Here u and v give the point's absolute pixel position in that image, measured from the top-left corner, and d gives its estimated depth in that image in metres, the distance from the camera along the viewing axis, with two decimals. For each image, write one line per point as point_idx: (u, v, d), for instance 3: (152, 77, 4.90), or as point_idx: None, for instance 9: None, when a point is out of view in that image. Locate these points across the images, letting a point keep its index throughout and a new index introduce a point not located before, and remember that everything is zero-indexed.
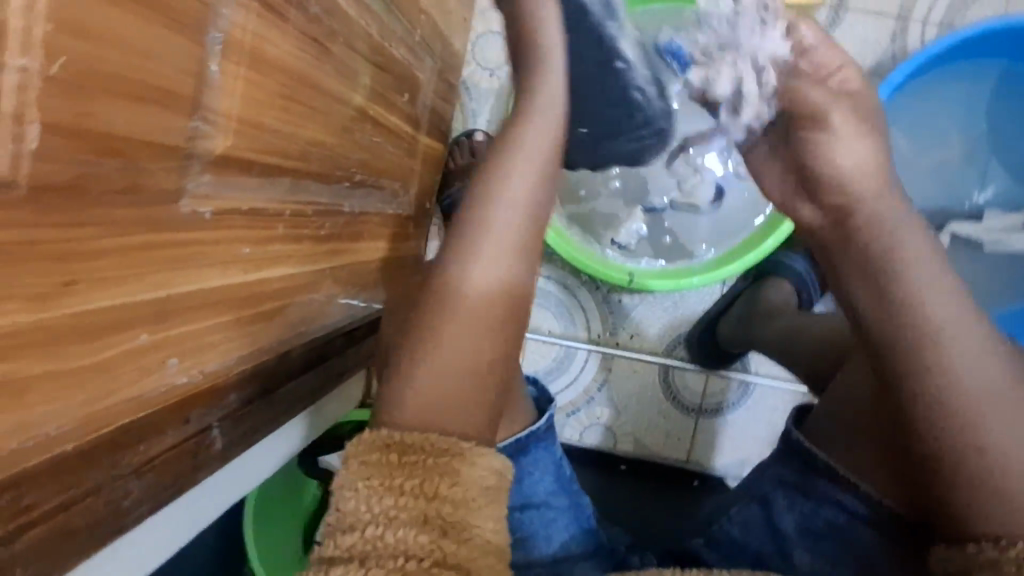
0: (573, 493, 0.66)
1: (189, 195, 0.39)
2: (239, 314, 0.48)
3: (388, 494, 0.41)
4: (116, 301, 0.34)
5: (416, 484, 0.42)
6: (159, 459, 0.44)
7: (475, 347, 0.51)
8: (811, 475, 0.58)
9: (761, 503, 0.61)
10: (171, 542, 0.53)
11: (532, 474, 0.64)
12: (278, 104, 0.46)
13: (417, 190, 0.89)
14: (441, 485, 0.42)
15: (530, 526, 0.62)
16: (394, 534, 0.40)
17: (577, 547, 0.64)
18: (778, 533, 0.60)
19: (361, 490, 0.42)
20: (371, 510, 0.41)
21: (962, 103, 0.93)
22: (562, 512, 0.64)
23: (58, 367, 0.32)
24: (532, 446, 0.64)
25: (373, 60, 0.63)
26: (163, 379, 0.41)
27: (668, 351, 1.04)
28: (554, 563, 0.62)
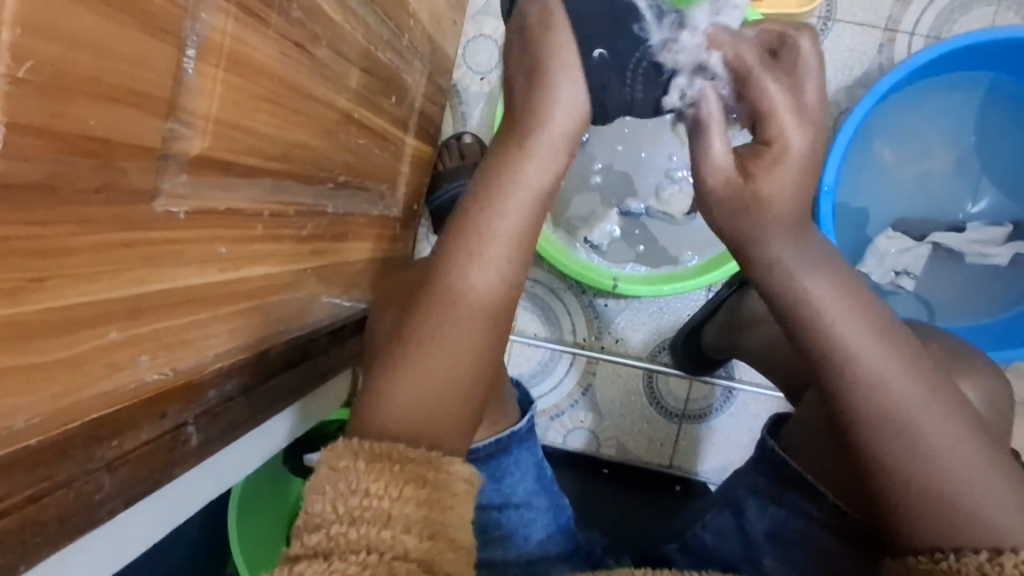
0: (553, 494, 0.67)
1: (165, 194, 0.39)
2: (216, 311, 0.48)
3: (354, 494, 0.41)
4: (90, 297, 0.35)
5: (381, 485, 0.41)
6: (134, 453, 0.44)
7: (460, 355, 0.53)
8: (778, 483, 0.59)
9: (733, 509, 0.62)
10: (150, 534, 0.54)
11: (514, 474, 0.63)
12: (258, 106, 0.47)
13: (404, 191, 0.90)
14: (407, 488, 0.42)
15: (510, 524, 0.62)
16: (357, 531, 0.39)
17: (555, 547, 0.64)
18: (745, 536, 0.60)
19: (329, 492, 0.42)
20: (336, 510, 0.40)
21: (947, 115, 0.94)
22: (542, 512, 0.64)
23: (29, 361, 0.32)
24: (514, 447, 0.63)
25: (359, 63, 0.63)
26: (136, 375, 0.41)
27: (653, 356, 1.05)
28: (530, 563, 0.62)
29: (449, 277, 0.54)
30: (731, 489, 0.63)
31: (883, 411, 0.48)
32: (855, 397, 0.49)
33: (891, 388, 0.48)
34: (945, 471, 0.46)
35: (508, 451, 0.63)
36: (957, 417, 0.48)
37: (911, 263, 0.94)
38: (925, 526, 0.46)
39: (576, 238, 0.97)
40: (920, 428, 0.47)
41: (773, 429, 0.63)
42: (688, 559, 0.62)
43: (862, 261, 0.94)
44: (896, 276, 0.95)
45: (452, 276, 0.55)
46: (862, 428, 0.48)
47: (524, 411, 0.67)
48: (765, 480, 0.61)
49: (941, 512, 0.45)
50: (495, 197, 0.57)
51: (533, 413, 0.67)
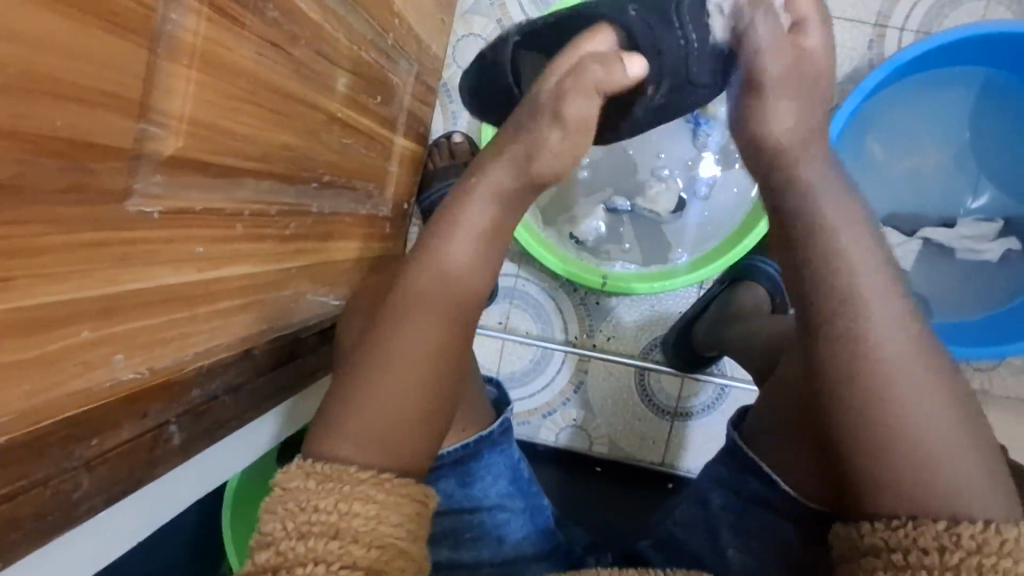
0: (531, 495, 0.67)
1: (137, 195, 0.40)
2: (194, 311, 0.48)
3: (303, 511, 0.43)
4: (62, 296, 0.35)
5: (330, 502, 0.43)
6: (113, 452, 0.44)
7: (424, 344, 0.54)
8: (744, 474, 0.59)
9: (699, 502, 0.62)
10: (131, 532, 0.54)
11: (485, 478, 0.63)
12: (235, 107, 0.47)
13: (393, 190, 0.90)
14: (355, 505, 0.43)
15: (483, 526, 0.63)
16: (306, 545, 0.41)
17: (530, 548, 0.64)
18: (715, 533, 0.60)
19: (280, 511, 0.43)
20: (287, 527, 0.42)
21: (938, 111, 0.94)
22: (517, 513, 0.65)
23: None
24: (486, 452, 0.63)
25: (342, 63, 0.64)
26: (110, 374, 0.42)
27: (645, 354, 1.05)
28: (506, 562, 0.63)
29: (420, 275, 0.55)
30: (701, 483, 0.63)
31: (871, 373, 0.46)
32: (846, 355, 0.47)
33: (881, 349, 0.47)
34: (920, 443, 0.45)
35: (480, 454, 0.63)
36: (945, 388, 0.46)
37: (901, 259, 0.94)
38: (891, 494, 0.45)
39: (565, 236, 0.97)
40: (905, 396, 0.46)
41: (737, 420, 0.63)
42: (668, 556, 0.62)
43: None
44: None
45: (427, 267, 0.56)
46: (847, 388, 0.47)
47: (500, 412, 0.67)
48: (730, 473, 0.60)
49: (908, 483, 0.44)
50: (473, 188, 0.58)
51: (507, 414, 0.67)
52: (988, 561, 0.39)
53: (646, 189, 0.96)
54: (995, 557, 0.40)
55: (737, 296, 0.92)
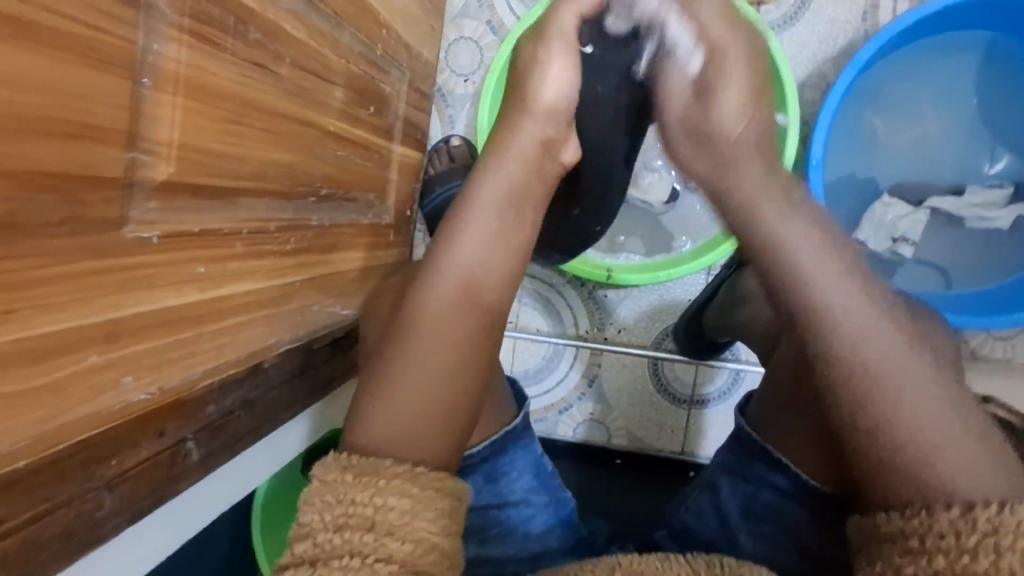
0: (554, 489, 0.67)
1: (133, 221, 0.41)
2: (198, 330, 0.50)
3: (340, 504, 0.43)
4: (64, 324, 0.37)
5: (367, 495, 0.43)
6: (133, 471, 0.46)
7: (441, 343, 0.54)
8: (749, 458, 0.59)
9: (710, 489, 0.62)
10: (161, 549, 0.55)
11: (510, 474, 0.64)
12: (224, 130, 0.48)
13: (395, 199, 0.92)
14: (391, 497, 0.43)
15: (509, 521, 0.63)
16: (342, 537, 0.41)
17: (556, 540, 0.64)
18: (724, 519, 0.60)
19: (318, 502, 0.44)
20: (324, 519, 0.43)
21: (939, 78, 0.92)
22: (541, 508, 0.65)
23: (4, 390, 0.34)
24: (510, 446, 0.64)
25: (331, 78, 0.65)
26: (120, 396, 0.43)
27: (657, 344, 1.04)
28: (533, 557, 0.63)
29: (427, 273, 0.57)
30: (710, 471, 0.63)
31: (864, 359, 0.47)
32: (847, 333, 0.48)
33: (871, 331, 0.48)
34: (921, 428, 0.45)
35: (504, 450, 0.64)
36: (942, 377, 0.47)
37: (910, 229, 0.92)
38: (906, 480, 0.44)
39: None
40: (896, 384, 0.46)
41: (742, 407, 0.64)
42: (680, 545, 0.62)
43: (858, 228, 0.93)
44: (893, 243, 0.93)
45: (441, 263, 0.57)
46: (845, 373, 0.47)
47: (521, 408, 0.68)
48: (740, 460, 0.60)
49: (920, 469, 0.44)
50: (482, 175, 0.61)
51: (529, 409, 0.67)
52: (1006, 542, 0.37)
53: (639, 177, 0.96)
54: (1012, 536, 0.37)
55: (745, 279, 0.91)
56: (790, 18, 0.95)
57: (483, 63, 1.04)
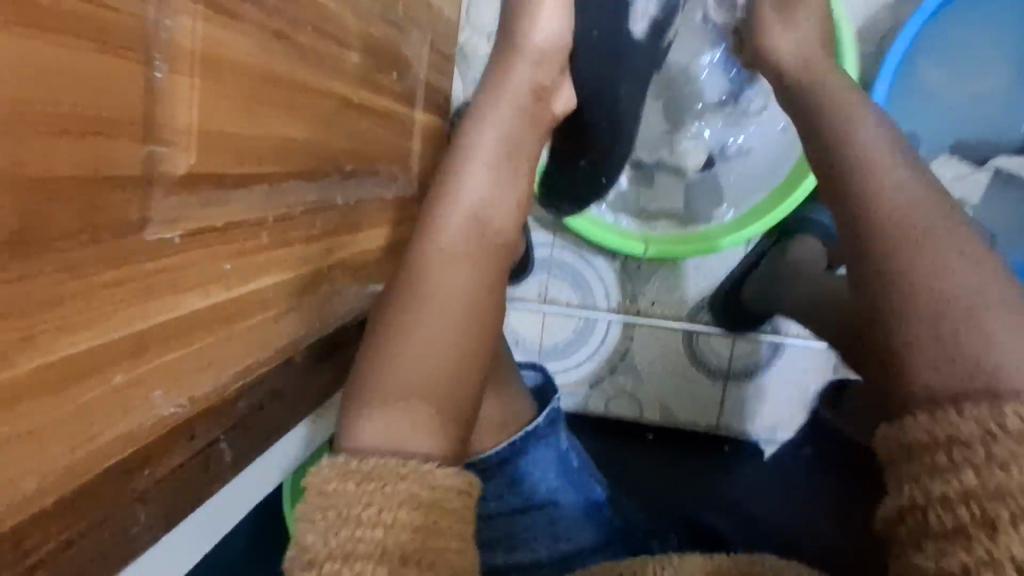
0: (584, 486, 0.64)
1: (154, 222, 0.37)
2: (228, 330, 0.46)
3: (347, 525, 0.40)
4: (86, 343, 0.33)
5: (373, 512, 0.40)
6: (167, 480, 0.43)
7: (445, 282, 0.53)
8: None
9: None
10: (204, 544, 0.52)
11: (533, 473, 0.62)
12: (246, 110, 0.43)
13: (418, 169, 0.87)
14: (400, 514, 0.40)
15: (536, 522, 0.61)
16: (350, 567, 0.38)
17: (589, 539, 0.61)
18: None
19: (320, 523, 0.41)
20: (328, 543, 0.40)
21: (1001, 27, 0.84)
22: (570, 505, 0.62)
23: (25, 421, 0.31)
24: (532, 446, 0.62)
25: (352, 43, 0.59)
26: (151, 409, 0.40)
27: (692, 316, 1.00)
28: (564, 559, 0.60)
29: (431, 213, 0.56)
30: None
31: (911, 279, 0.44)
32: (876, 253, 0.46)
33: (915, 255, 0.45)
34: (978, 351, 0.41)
35: (521, 448, 0.62)
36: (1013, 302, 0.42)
37: (966, 193, 0.87)
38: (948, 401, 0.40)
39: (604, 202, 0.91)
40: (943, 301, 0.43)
41: None
42: None
43: None
44: None
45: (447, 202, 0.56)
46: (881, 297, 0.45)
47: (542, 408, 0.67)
48: None
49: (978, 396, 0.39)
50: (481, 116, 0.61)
51: (551, 408, 0.66)
52: None
53: (674, 140, 0.89)
54: None
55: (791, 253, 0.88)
56: None
57: None
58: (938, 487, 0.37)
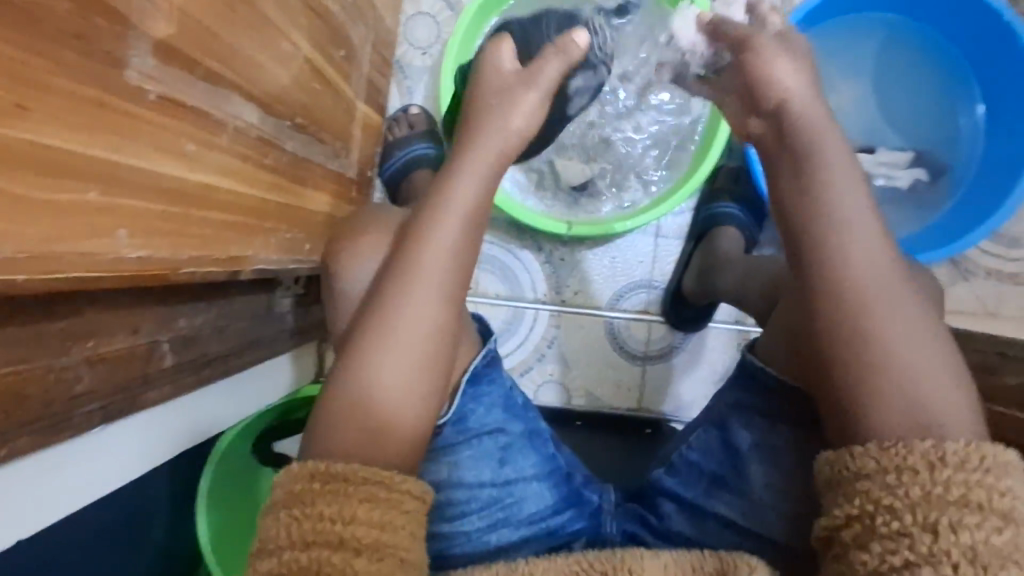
0: (526, 419, 0.73)
1: (137, 69, 0.40)
2: (188, 211, 0.48)
3: (308, 520, 0.46)
4: (70, 144, 0.35)
5: (334, 510, 0.46)
6: (111, 354, 0.47)
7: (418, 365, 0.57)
8: (759, 386, 0.66)
9: (717, 425, 0.68)
10: (86, 490, 0.53)
11: (479, 409, 0.69)
12: (218, 10, 0.49)
13: (358, 155, 0.93)
14: (358, 511, 0.47)
15: (489, 450, 0.69)
16: (310, 554, 0.44)
17: (530, 469, 0.70)
18: (733, 448, 0.67)
19: (281, 518, 0.47)
20: (290, 534, 0.46)
21: (855, 52, 1.02)
22: (517, 437, 0.71)
23: (26, 195, 0.33)
24: (472, 383, 0.70)
25: (313, 9, 0.67)
26: (115, 249, 0.40)
27: (613, 304, 1.08)
28: (506, 482, 0.69)
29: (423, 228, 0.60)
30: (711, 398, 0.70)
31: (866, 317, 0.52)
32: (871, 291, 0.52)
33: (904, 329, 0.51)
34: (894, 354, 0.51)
35: (456, 406, 0.68)
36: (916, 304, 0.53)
37: None
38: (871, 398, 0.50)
39: (543, 203, 1.02)
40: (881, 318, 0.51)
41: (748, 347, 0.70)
42: (683, 477, 0.69)
43: None
44: None
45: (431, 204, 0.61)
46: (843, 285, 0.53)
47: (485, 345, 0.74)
48: (749, 385, 0.67)
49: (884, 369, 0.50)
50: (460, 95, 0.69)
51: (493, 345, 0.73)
52: (971, 474, 0.44)
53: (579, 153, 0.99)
54: (976, 472, 0.44)
55: (716, 241, 0.98)
56: None
57: (441, 37, 1.08)
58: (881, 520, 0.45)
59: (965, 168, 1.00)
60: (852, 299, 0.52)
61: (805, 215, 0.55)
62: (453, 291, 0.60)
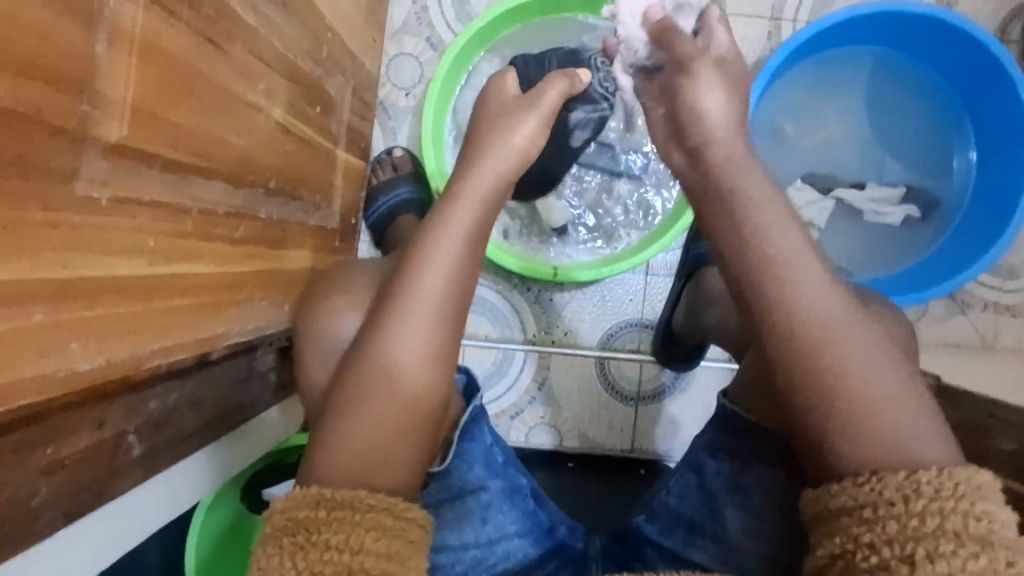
0: (512, 476, 0.70)
1: (83, 178, 0.39)
2: (148, 304, 0.47)
3: (314, 549, 0.44)
4: (4, 271, 0.34)
5: (341, 539, 0.44)
6: (73, 458, 0.44)
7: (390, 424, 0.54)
8: (741, 440, 0.65)
9: (692, 470, 0.67)
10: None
11: (462, 467, 0.67)
12: (176, 98, 0.48)
13: (340, 203, 0.92)
14: (366, 540, 0.45)
15: (472, 511, 0.67)
16: None
17: (514, 527, 0.68)
18: (709, 496, 0.66)
19: (285, 546, 0.44)
20: (295, 566, 0.43)
21: (842, 84, 1.00)
22: (498, 495, 0.68)
23: None
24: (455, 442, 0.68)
25: (284, 73, 0.66)
26: (65, 362, 0.39)
27: (604, 343, 1.07)
28: (490, 542, 0.67)
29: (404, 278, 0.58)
30: (693, 452, 0.68)
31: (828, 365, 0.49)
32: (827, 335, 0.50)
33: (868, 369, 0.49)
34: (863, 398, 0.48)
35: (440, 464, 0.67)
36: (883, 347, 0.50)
37: (816, 217, 1.01)
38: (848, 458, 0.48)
39: (525, 245, 1.01)
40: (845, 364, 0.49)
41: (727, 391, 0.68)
42: (660, 526, 0.68)
43: None
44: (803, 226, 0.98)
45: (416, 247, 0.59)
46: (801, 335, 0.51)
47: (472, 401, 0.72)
48: (731, 441, 0.65)
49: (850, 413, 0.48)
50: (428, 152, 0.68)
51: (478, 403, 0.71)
52: (951, 502, 0.42)
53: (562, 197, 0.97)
54: (953, 499, 0.42)
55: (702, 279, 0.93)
56: None
57: (424, 77, 1.07)
58: (865, 532, 0.43)
59: (957, 200, 0.99)
60: (810, 346, 0.50)
61: (744, 264, 0.54)
62: (429, 345, 0.57)
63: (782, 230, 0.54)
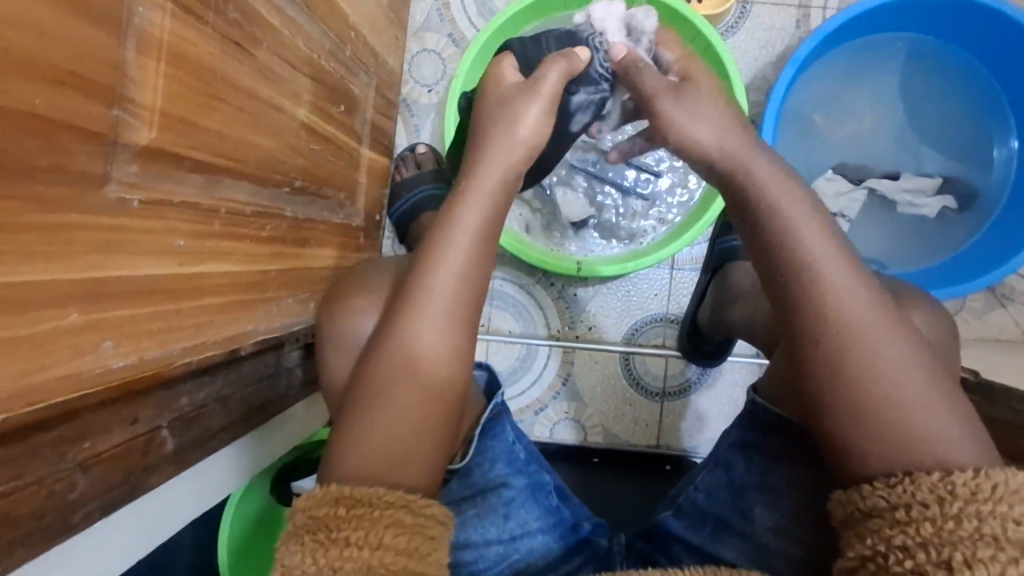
0: (534, 473, 0.70)
1: (116, 181, 0.41)
2: (177, 305, 0.48)
3: (332, 546, 0.44)
4: (43, 274, 0.35)
5: (360, 535, 0.44)
6: (107, 453, 0.46)
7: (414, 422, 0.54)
8: (767, 435, 0.64)
9: (720, 467, 0.66)
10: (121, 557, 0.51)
11: (483, 464, 0.68)
12: (204, 101, 0.48)
13: (364, 200, 0.92)
14: (386, 535, 0.45)
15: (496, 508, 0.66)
16: None
17: (537, 525, 0.68)
18: (738, 494, 0.65)
19: (307, 543, 0.45)
20: (317, 563, 0.43)
21: (873, 73, 0.97)
22: (521, 492, 0.68)
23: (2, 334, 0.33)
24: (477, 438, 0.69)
25: (308, 73, 0.66)
26: (100, 361, 0.41)
27: (628, 339, 1.06)
28: (513, 538, 0.66)
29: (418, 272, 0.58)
30: (720, 449, 0.67)
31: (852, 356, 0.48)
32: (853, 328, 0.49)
33: (894, 359, 0.48)
34: (894, 391, 0.47)
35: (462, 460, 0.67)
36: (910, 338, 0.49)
37: (847, 207, 0.96)
38: (876, 450, 0.47)
39: (547, 241, 1.00)
40: (874, 357, 0.48)
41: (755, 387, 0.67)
42: (689, 523, 0.67)
43: None
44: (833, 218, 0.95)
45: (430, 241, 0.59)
46: (822, 327, 0.49)
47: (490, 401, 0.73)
48: (758, 437, 0.64)
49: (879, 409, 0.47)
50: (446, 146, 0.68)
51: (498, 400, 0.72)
52: (991, 505, 0.41)
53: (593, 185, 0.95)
54: (991, 502, 0.41)
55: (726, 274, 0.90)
56: (731, 27, 1.02)
57: (446, 74, 1.07)
58: (900, 537, 0.42)
59: (992, 188, 0.95)
60: (833, 340, 0.49)
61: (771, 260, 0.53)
62: (448, 339, 0.57)
63: (804, 227, 0.52)
